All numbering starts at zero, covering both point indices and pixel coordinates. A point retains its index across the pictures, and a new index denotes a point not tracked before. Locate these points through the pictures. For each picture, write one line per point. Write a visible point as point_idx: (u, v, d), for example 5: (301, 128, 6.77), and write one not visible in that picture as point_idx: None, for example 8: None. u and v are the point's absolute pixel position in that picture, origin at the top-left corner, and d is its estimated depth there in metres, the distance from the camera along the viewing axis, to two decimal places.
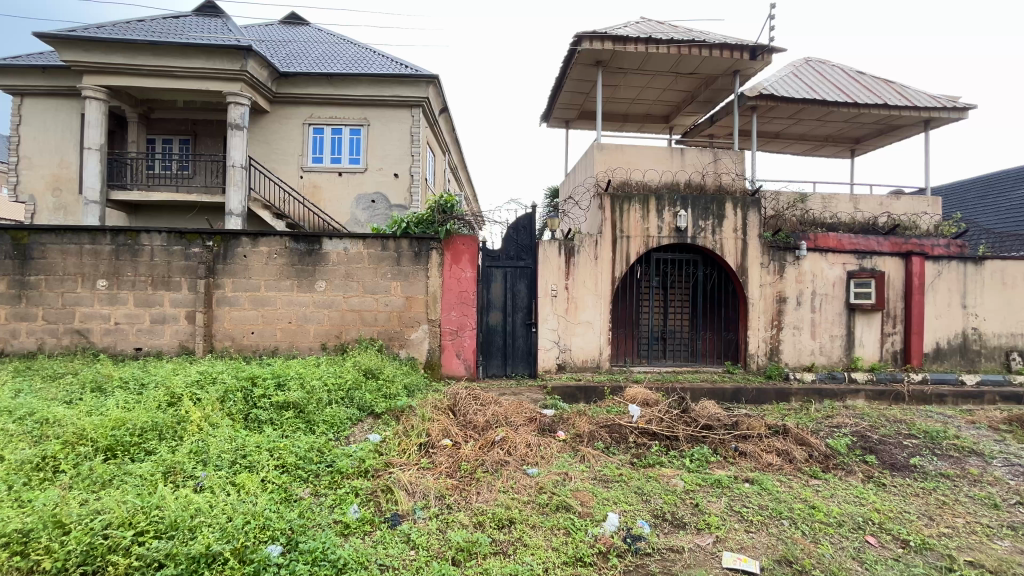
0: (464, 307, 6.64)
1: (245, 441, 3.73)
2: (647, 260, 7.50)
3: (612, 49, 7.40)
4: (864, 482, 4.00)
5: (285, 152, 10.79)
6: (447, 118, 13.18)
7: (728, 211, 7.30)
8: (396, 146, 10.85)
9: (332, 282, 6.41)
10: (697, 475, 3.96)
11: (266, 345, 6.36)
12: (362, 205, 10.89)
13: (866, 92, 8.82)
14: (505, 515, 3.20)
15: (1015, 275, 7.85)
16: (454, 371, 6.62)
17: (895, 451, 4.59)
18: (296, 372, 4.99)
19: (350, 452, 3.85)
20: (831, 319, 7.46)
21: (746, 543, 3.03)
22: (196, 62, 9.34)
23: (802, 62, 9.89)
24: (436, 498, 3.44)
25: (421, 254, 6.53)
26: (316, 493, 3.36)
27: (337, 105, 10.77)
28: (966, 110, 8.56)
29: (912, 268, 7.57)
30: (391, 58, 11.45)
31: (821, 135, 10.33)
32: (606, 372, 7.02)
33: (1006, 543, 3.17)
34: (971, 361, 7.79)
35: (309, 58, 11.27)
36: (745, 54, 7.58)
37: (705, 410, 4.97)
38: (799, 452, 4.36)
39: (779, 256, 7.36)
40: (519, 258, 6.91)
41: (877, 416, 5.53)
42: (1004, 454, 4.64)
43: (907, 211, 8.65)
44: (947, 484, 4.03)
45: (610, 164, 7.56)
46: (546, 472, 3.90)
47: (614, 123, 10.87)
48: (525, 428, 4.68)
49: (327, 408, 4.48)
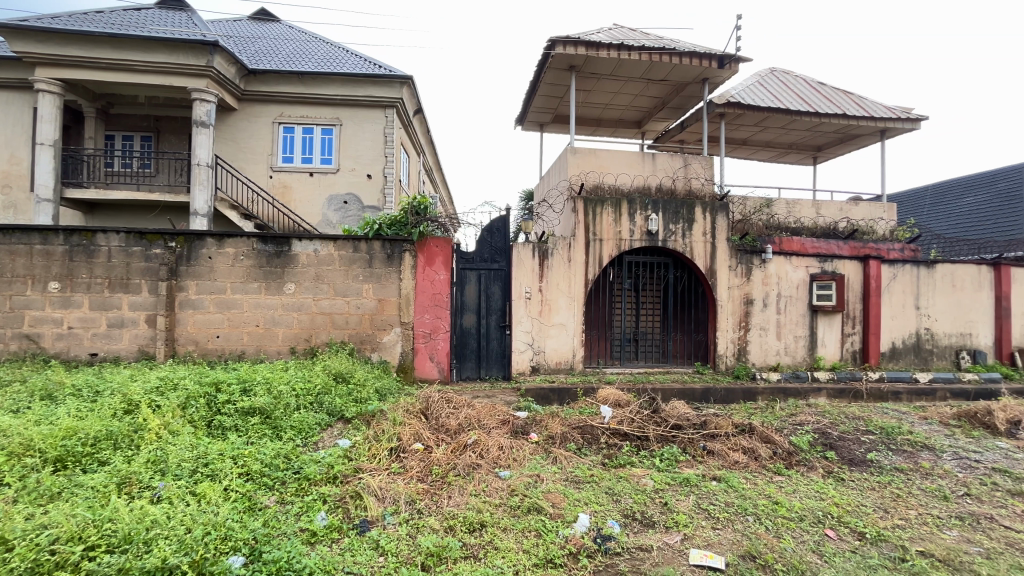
0: (438, 310, 6.60)
1: (207, 449, 3.61)
2: (619, 263, 7.60)
3: (586, 54, 7.49)
4: (824, 477, 4.15)
5: (253, 151, 10.51)
6: (422, 119, 13.09)
7: (698, 215, 7.46)
8: (369, 146, 10.71)
9: (301, 284, 6.27)
10: (666, 475, 4.02)
11: (232, 349, 6.16)
12: (334, 206, 10.68)
13: (826, 102, 9.19)
14: (476, 518, 3.18)
15: (963, 278, 8.29)
16: (427, 374, 6.57)
17: (854, 447, 4.78)
18: (262, 377, 4.86)
19: (318, 458, 3.77)
20: (795, 319, 7.71)
21: (713, 539, 3.09)
22: (159, 57, 9.02)
23: (768, 72, 10.23)
24: (407, 503, 3.40)
25: (393, 256, 6.45)
26: (282, 501, 3.26)
27: (308, 104, 10.56)
28: (919, 121, 9.03)
29: (869, 270, 7.90)
30: (364, 57, 11.31)
31: (786, 143, 10.70)
32: (580, 373, 7.09)
33: (954, 533, 3.33)
34: (924, 360, 8.18)
35: (279, 55, 11.02)
36: (714, 63, 7.79)
37: (675, 410, 5.07)
38: (763, 450, 4.48)
39: (746, 259, 7.58)
40: (493, 260, 6.91)
41: (838, 414, 5.74)
42: (954, 448, 4.88)
43: (865, 216, 9.06)
44: (901, 477, 4.22)
45: (583, 167, 7.66)
46: (519, 474, 3.91)
47: (588, 128, 11.01)
48: (498, 431, 4.66)
49: (295, 414, 4.37)
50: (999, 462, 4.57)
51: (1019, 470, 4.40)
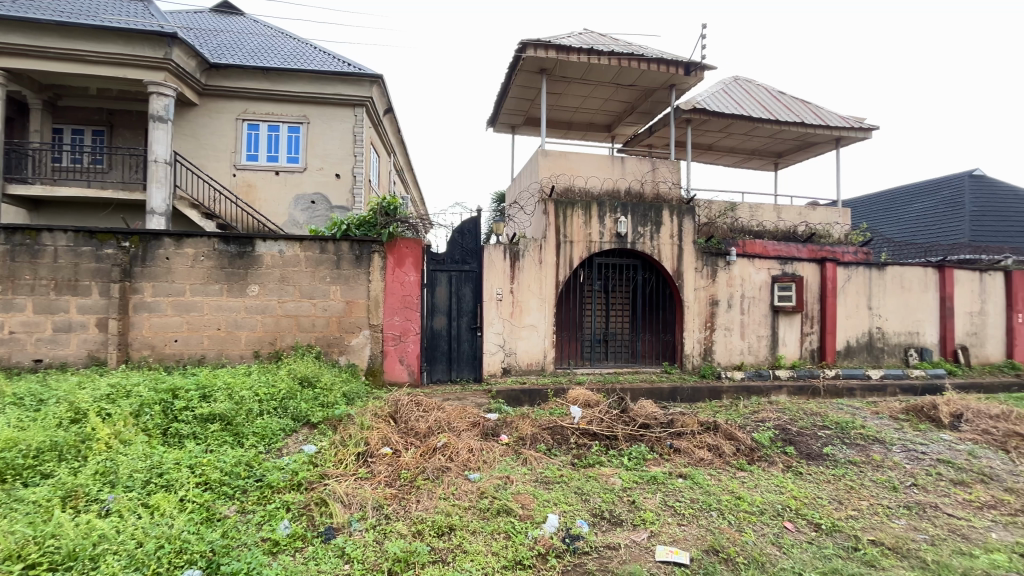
0: (408, 311, 6.51)
1: (162, 459, 3.45)
2: (590, 264, 7.68)
3: (556, 58, 7.55)
4: (784, 472, 4.30)
5: (215, 148, 10.14)
6: (392, 118, 12.92)
7: (665, 218, 7.62)
8: (338, 145, 10.51)
9: (266, 286, 6.08)
10: (634, 473, 4.09)
11: (191, 354, 5.91)
12: (300, 206, 10.41)
13: (786, 110, 9.56)
14: (445, 522, 3.15)
15: (911, 279, 8.77)
16: (397, 377, 6.47)
17: (811, 442, 4.97)
18: (223, 382, 4.68)
19: (282, 465, 3.65)
20: (758, 320, 7.99)
21: (678, 535, 3.16)
22: (113, 48, 8.60)
23: (731, 80, 10.57)
24: (374, 508, 3.33)
25: (361, 257, 6.34)
26: (242, 511, 3.14)
27: (273, 101, 10.27)
28: (871, 130, 9.50)
29: (827, 272, 8.25)
30: (332, 55, 11.09)
31: (749, 149, 11.07)
32: (550, 374, 7.13)
33: (902, 522, 3.51)
34: (876, 357, 8.60)
35: (243, 50, 10.68)
36: (680, 70, 7.99)
37: (643, 410, 5.16)
38: (727, 447, 4.61)
39: (711, 261, 7.79)
40: (464, 262, 6.89)
41: (797, 410, 5.96)
42: (902, 441, 5.13)
43: (822, 220, 9.47)
44: (854, 470, 4.42)
45: (554, 170, 7.72)
46: (488, 476, 3.90)
47: (559, 130, 11.10)
48: (468, 433, 4.64)
49: (257, 420, 4.23)
50: (944, 453, 4.85)
51: (961, 461, 4.68)
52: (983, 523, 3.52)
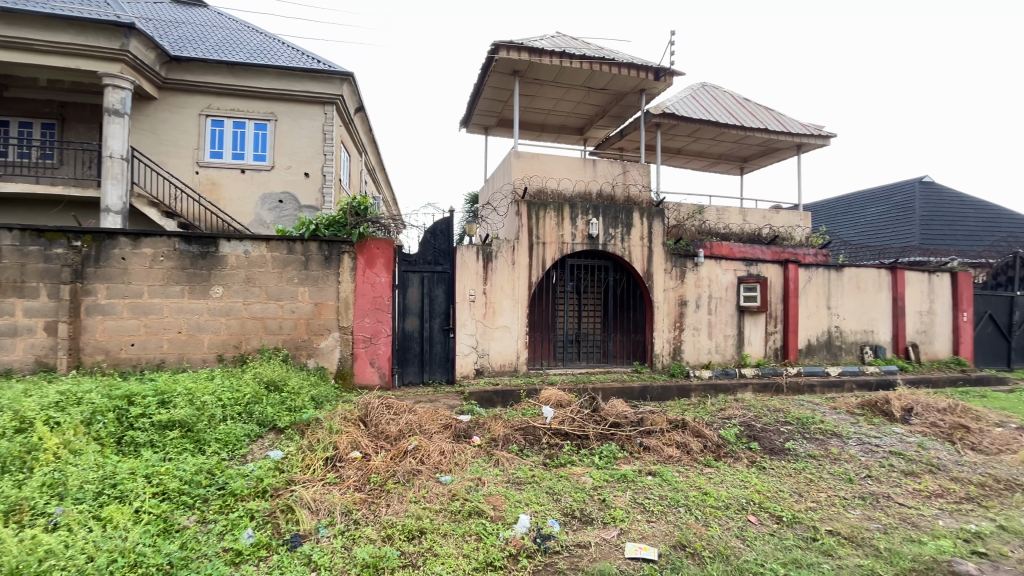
0: (379, 313, 6.42)
1: (116, 469, 3.29)
2: (562, 265, 7.74)
3: (529, 60, 7.59)
4: (748, 467, 4.44)
5: (176, 144, 9.77)
6: (363, 117, 12.72)
7: (636, 219, 7.75)
8: (307, 143, 10.29)
9: (230, 288, 5.89)
10: (605, 471, 4.15)
11: (149, 358, 5.66)
12: (267, 205, 10.13)
13: (751, 117, 9.89)
14: (415, 526, 3.11)
15: (867, 280, 9.18)
16: (367, 380, 6.36)
17: (774, 437, 5.14)
18: (183, 387, 4.50)
19: (246, 472, 3.53)
20: (724, 319, 8.22)
21: (647, 532, 3.21)
22: (65, 37, 8.19)
23: (699, 86, 10.86)
24: (342, 514, 3.26)
25: (331, 258, 6.22)
26: (203, 521, 3.03)
27: (238, 96, 9.96)
28: (829, 138, 9.91)
29: (789, 274, 8.55)
30: (301, 51, 10.84)
31: (716, 153, 11.38)
32: (523, 375, 7.16)
33: (857, 512, 3.67)
34: (834, 355, 8.97)
35: (206, 43, 10.32)
36: (650, 75, 8.15)
37: (614, 409, 5.24)
38: (694, 444, 4.72)
39: (680, 262, 7.96)
40: (436, 262, 6.85)
41: (761, 407, 6.16)
42: (858, 435, 5.37)
43: (785, 223, 9.84)
44: (814, 463, 4.60)
45: (527, 171, 7.76)
46: (460, 479, 3.87)
47: (532, 132, 11.15)
48: (439, 436, 4.60)
49: (220, 426, 4.08)
50: (896, 446, 5.09)
51: (911, 452, 4.93)
52: (931, 511, 3.72)
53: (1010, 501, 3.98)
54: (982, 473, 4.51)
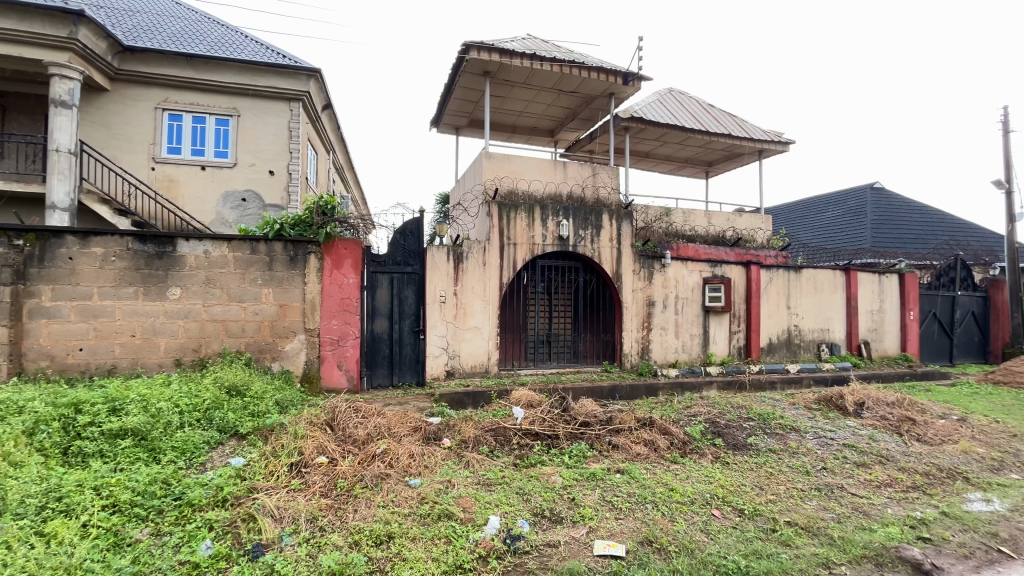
0: (347, 315, 6.31)
1: (61, 482, 3.12)
2: (533, 266, 7.77)
3: (499, 61, 7.59)
4: (713, 462, 4.57)
5: (130, 139, 9.31)
6: (331, 115, 12.45)
7: (605, 221, 7.87)
8: (272, 140, 10.01)
9: (188, 289, 5.65)
10: (574, 471, 4.19)
11: (99, 363, 5.36)
12: (229, 204, 9.78)
13: (715, 123, 10.19)
14: (383, 531, 3.06)
15: (823, 280, 9.61)
16: (335, 383, 6.24)
17: (737, 433, 5.31)
18: (137, 394, 4.29)
19: (205, 481, 3.40)
20: (690, 319, 8.44)
21: (616, 529, 3.26)
22: (7, 23, 7.70)
23: (666, 91, 11.12)
24: (307, 521, 3.17)
25: (297, 258, 6.05)
26: (158, 533, 2.89)
27: (198, 90, 9.58)
28: (788, 144, 10.31)
29: (751, 275, 8.85)
30: (265, 45, 10.51)
31: (682, 157, 11.68)
32: (494, 376, 7.16)
33: (813, 503, 3.83)
34: (794, 352, 9.35)
35: (163, 33, 9.88)
36: (619, 79, 8.28)
37: (584, 408, 5.30)
38: (661, 441, 4.83)
39: (648, 263, 8.13)
40: (406, 263, 6.77)
41: (725, 404, 6.34)
42: (815, 429, 5.60)
43: (747, 226, 10.19)
44: (774, 457, 4.77)
45: (498, 172, 7.77)
46: (429, 482, 3.83)
47: (503, 133, 11.17)
48: (409, 439, 4.54)
49: (177, 433, 3.91)
50: (849, 439, 5.34)
51: (863, 444, 5.17)
52: (881, 500, 3.92)
53: (951, 488, 4.23)
54: (926, 463, 4.78)
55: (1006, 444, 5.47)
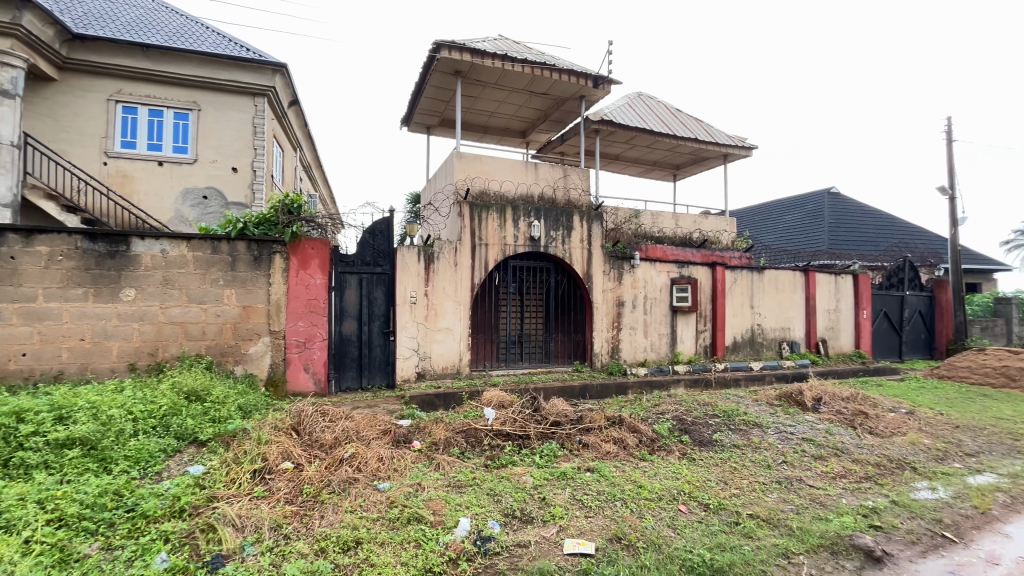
0: (314, 317, 6.14)
1: (1, 496, 2.92)
2: (504, 267, 7.77)
3: (471, 61, 7.57)
4: (680, 459, 4.68)
5: (80, 132, 8.82)
6: (297, 111, 12.13)
7: (576, 222, 7.95)
8: (235, 137, 9.69)
9: (144, 290, 5.40)
10: (545, 470, 4.21)
11: (44, 369, 5.04)
12: (189, 201, 9.39)
13: (682, 127, 10.45)
14: (351, 536, 2.99)
15: (784, 281, 9.98)
16: (301, 387, 6.07)
17: (703, 430, 5.45)
18: (86, 401, 4.07)
19: (161, 491, 3.25)
20: (659, 319, 8.62)
21: (585, 527, 3.29)
22: None
23: (635, 95, 11.33)
24: (271, 529, 3.08)
25: (261, 258, 5.87)
26: (108, 547, 2.74)
27: (155, 82, 9.16)
28: (751, 149, 10.66)
29: (717, 275, 9.12)
30: (227, 38, 10.15)
31: (651, 160, 11.92)
32: (466, 377, 7.13)
33: (774, 495, 3.97)
34: (757, 350, 9.67)
35: (117, 22, 9.40)
36: (589, 82, 8.39)
37: (555, 408, 5.34)
38: (631, 439, 4.91)
39: (617, 264, 8.27)
40: (375, 263, 6.66)
41: (692, 401, 6.50)
42: (776, 424, 5.80)
43: (713, 228, 10.48)
44: (738, 452, 4.92)
45: (469, 172, 7.73)
46: (399, 485, 3.77)
47: (474, 133, 11.14)
48: (378, 442, 4.47)
49: (130, 442, 3.73)
50: (807, 433, 5.56)
51: (820, 438, 5.40)
52: (836, 491, 4.09)
53: (900, 478, 4.46)
54: (878, 454, 5.03)
55: (949, 434, 5.81)
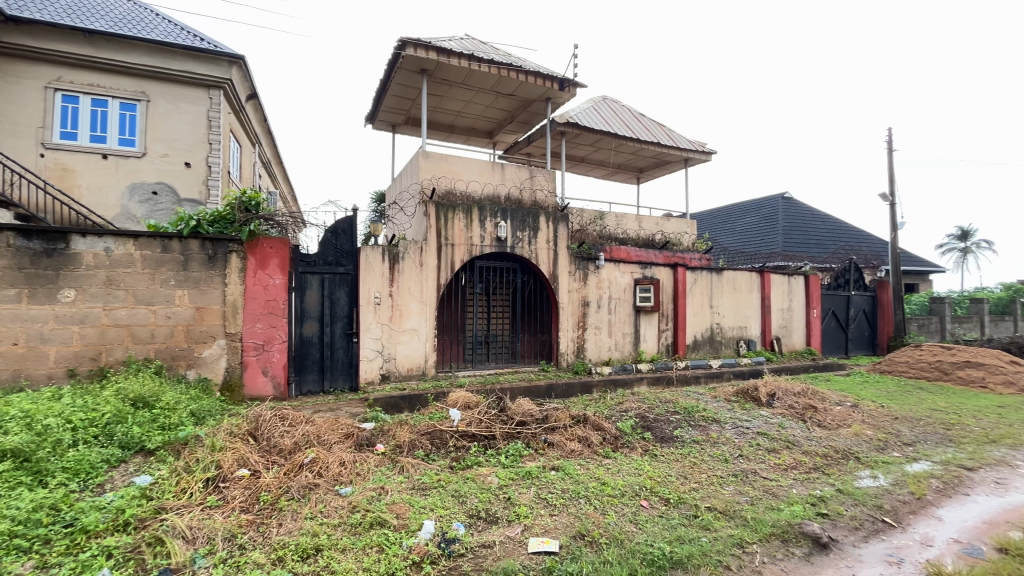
0: (273, 318, 5.94)
1: None
2: (471, 267, 7.74)
3: (437, 59, 7.51)
4: (642, 455, 4.79)
5: (14, 121, 8.21)
6: (255, 106, 11.69)
7: (542, 223, 8.00)
8: (188, 130, 9.27)
9: (86, 291, 5.08)
10: (510, 470, 4.23)
11: None
12: (137, 197, 8.90)
13: (645, 131, 10.70)
14: (311, 544, 2.91)
15: (741, 281, 10.38)
16: (259, 391, 5.85)
17: (665, 426, 5.59)
18: (19, 411, 3.80)
19: (103, 504, 3.06)
20: (623, 319, 8.80)
21: (550, 525, 3.32)
22: None
23: (600, 99, 11.52)
24: (225, 539, 2.95)
25: (215, 258, 5.63)
26: (44, 567, 2.56)
27: (99, 70, 8.63)
28: (710, 154, 11.03)
29: (678, 276, 9.39)
30: (179, 26, 9.68)
31: (615, 163, 12.16)
32: (431, 379, 7.06)
33: (730, 487, 4.12)
34: (715, 348, 10.02)
35: (55, 4, 8.80)
36: (555, 84, 8.47)
37: (521, 408, 5.37)
38: (594, 437, 4.99)
39: (583, 265, 8.39)
40: (338, 263, 6.51)
41: (654, 399, 6.67)
42: (733, 420, 6.02)
43: (674, 230, 10.78)
44: (697, 447, 5.08)
45: (435, 172, 7.67)
46: (361, 489, 3.70)
47: (440, 133, 11.05)
48: (340, 446, 4.37)
49: (69, 453, 3.50)
50: (762, 427, 5.79)
51: (774, 432, 5.64)
52: (788, 482, 4.29)
53: (845, 467, 4.72)
54: (825, 445, 5.30)
55: (889, 425, 6.20)
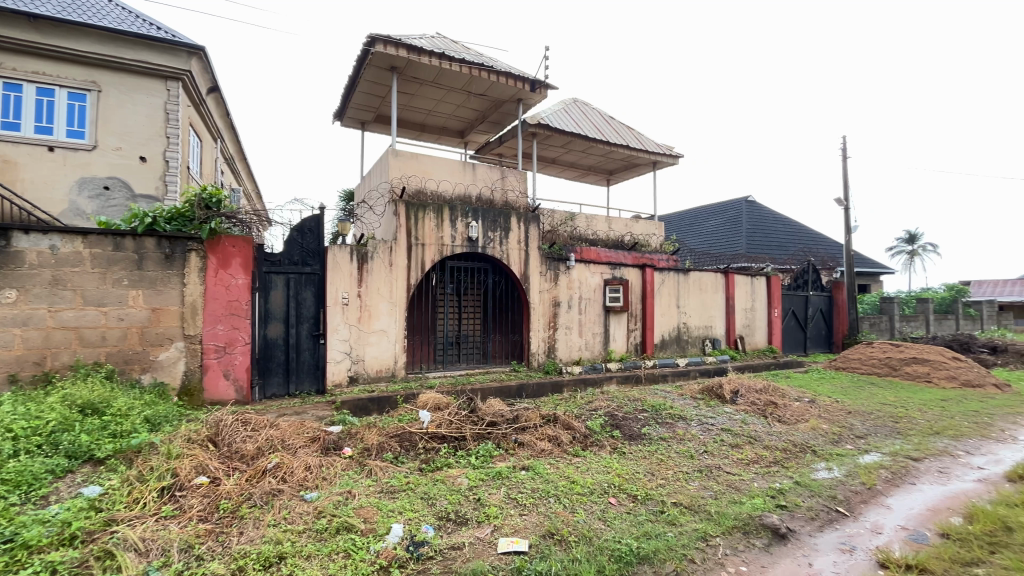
0: (235, 319, 5.73)
1: None
2: (442, 267, 7.69)
3: (407, 57, 7.42)
4: (611, 453, 4.86)
5: None
6: (217, 99, 11.27)
7: (513, 223, 8.02)
8: (144, 123, 8.86)
9: (30, 291, 4.78)
10: (480, 471, 4.22)
11: None
12: (87, 192, 8.43)
13: (615, 134, 10.88)
14: (273, 552, 2.82)
15: (706, 282, 10.67)
16: (220, 395, 5.64)
17: (633, 424, 5.69)
18: None
19: (48, 517, 2.89)
20: (593, 319, 8.91)
21: (519, 525, 3.33)
22: None
23: (570, 101, 11.65)
24: (181, 550, 2.83)
25: (173, 257, 5.40)
26: None
27: (45, 57, 8.14)
28: (677, 158, 11.30)
29: (646, 277, 9.58)
30: (134, 14, 9.24)
31: (585, 165, 12.30)
32: (401, 380, 6.97)
33: (695, 483, 4.23)
34: (682, 347, 10.27)
35: None
36: (526, 85, 8.51)
37: (491, 408, 5.37)
38: (564, 436, 5.03)
39: (554, 265, 8.46)
40: (304, 263, 6.36)
41: (623, 397, 6.78)
42: (698, 417, 6.19)
43: (643, 231, 10.99)
44: (663, 444, 5.19)
45: (405, 170, 7.57)
46: (327, 494, 3.61)
47: (411, 132, 10.93)
48: (306, 450, 4.26)
49: (10, 464, 3.28)
50: (726, 423, 5.97)
51: (737, 428, 5.83)
52: (749, 476, 4.44)
53: (802, 461, 4.92)
54: (784, 440, 5.51)
55: (843, 420, 6.49)
